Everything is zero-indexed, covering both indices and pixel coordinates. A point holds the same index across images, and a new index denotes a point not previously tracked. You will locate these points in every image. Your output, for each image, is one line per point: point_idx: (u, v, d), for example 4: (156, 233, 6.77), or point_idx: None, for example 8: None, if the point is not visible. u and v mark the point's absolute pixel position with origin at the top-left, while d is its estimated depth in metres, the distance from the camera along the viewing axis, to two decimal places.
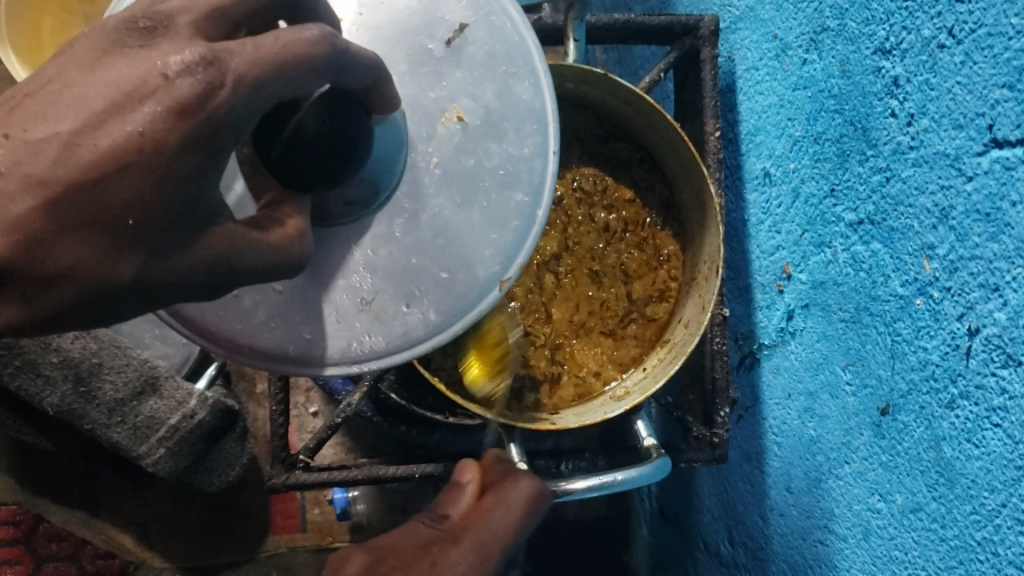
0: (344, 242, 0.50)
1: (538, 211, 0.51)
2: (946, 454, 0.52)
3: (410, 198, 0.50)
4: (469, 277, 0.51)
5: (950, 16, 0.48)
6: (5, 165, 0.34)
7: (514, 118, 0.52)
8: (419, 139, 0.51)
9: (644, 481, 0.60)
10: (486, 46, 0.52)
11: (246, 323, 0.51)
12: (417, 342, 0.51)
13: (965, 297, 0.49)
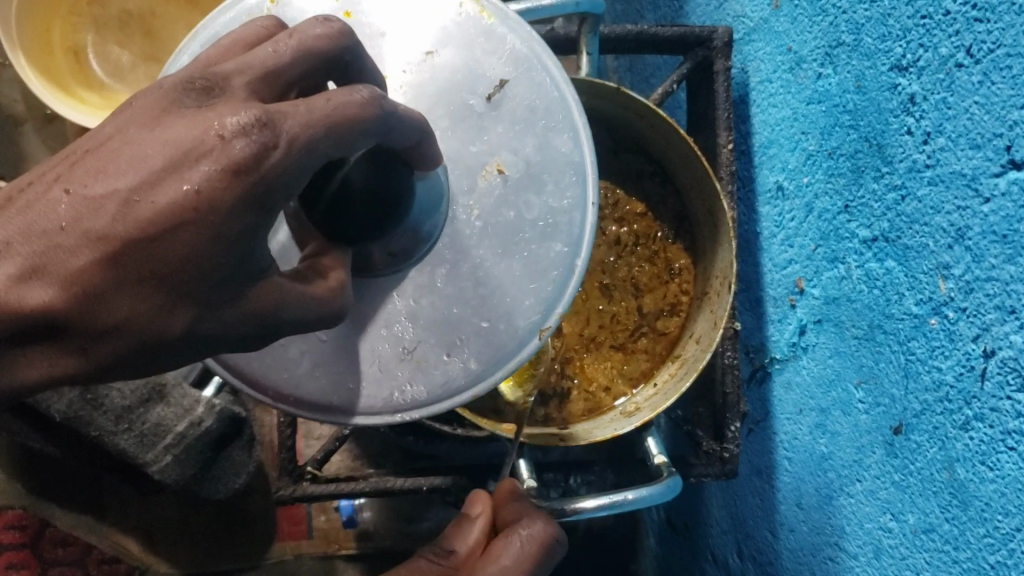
0: (385, 291, 0.52)
1: (578, 261, 0.51)
2: (959, 476, 0.52)
3: (452, 249, 0.52)
4: (508, 326, 0.51)
5: (968, 35, 0.47)
6: (67, 220, 0.36)
7: (553, 169, 0.52)
8: (462, 192, 0.52)
9: (655, 500, 0.59)
10: (527, 101, 0.53)
11: (291, 372, 0.52)
12: (459, 390, 0.51)
13: (981, 318, 0.49)
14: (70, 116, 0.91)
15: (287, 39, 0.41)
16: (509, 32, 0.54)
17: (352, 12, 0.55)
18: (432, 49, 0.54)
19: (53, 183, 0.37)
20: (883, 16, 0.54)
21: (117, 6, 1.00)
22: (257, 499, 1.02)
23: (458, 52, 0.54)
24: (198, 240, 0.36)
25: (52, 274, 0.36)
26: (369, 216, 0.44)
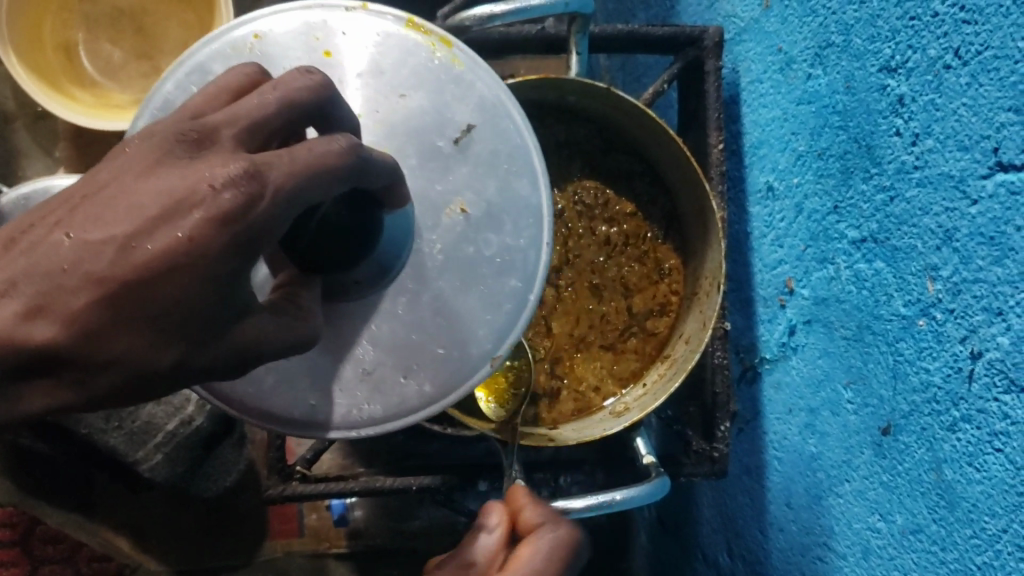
0: (354, 318, 0.52)
1: (531, 296, 0.53)
2: (946, 477, 0.52)
3: (415, 279, 0.52)
4: (463, 353, 0.52)
5: (956, 37, 0.47)
6: (68, 260, 0.35)
7: (513, 214, 0.53)
8: (426, 227, 0.52)
9: (639, 502, 0.59)
10: (491, 145, 0.54)
11: (257, 386, 0.52)
12: (412, 412, 0.52)
13: (968, 320, 0.49)
14: (66, 115, 0.91)
15: (272, 91, 0.40)
16: (480, 78, 0.54)
17: (330, 51, 0.53)
18: (405, 91, 0.53)
19: (54, 227, 0.37)
20: (873, 16, 0.54)
21: (108, 4, 1.00)
22: (248, 496, 1.02)
23: (427, 95, 0.54)
24: (191, 283, 0.36)
25: (54, 313, 0.35)
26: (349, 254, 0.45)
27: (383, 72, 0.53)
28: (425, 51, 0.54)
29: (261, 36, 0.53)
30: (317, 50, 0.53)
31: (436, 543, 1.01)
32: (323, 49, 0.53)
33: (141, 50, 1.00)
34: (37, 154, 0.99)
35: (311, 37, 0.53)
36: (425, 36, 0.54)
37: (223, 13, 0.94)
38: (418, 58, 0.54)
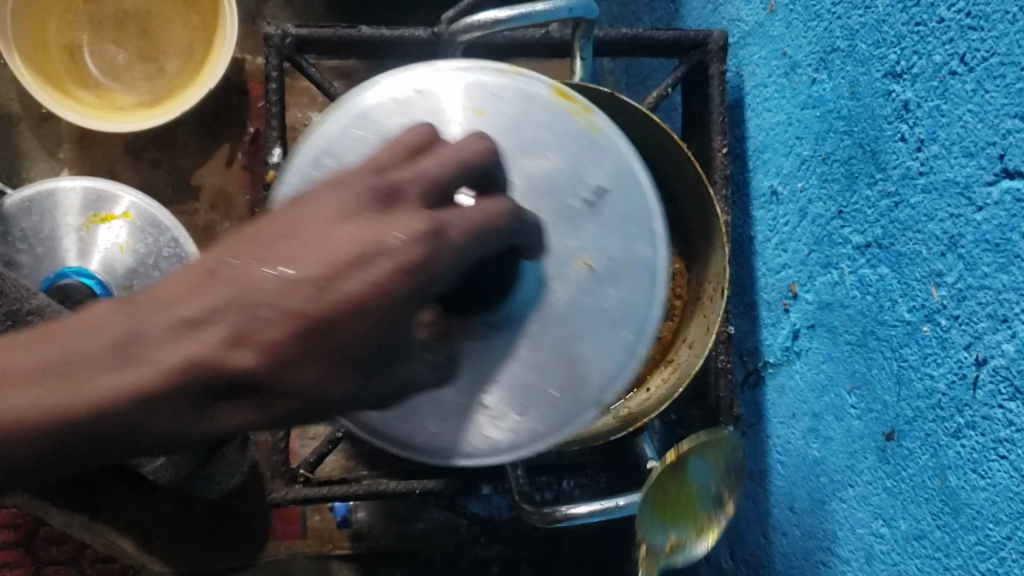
0: (507, 338, 0.52)
1: (640, 346, 0.52)
2: (951, 483, 0.52)
3: (538, 321, 0.52)
4: (576, 398, 0.52)
5: (961, 43, 0.47)
6: (271, 293, 0.34)
7: (634, 272, 0.53)
8: (552, 277, 0.52)
9: (647, 508, 0.59)
10: (620, 209, 0.54)
11: (384, 411, 0.53)
12: (521, 447, 0.52)
13: (973, 327, 0.49)
14: (74, 118, 0.92)
15: (447, 151, 0.42)
16: (616, 144, 0.55)
17: (483, 111, 0.54)
18: (547, 151, 0.53)
19: (248, 262, 0.35)
20: (878, 21, 0.54)
21: (112, 5, 1.00)
22: (251, 498, 1.02)
23: (565, 155, 0.54)
24: (368, 326, 0.35)
25: (253, 341, 0.33)
26: (478, 297, 0.48)
27: (513, 132, 0.53)
28: (567, 116, 0.54)
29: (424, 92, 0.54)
30: (469, 109, 0.54)
31: (439, 545, 1.01)
32: (476, 110, 0.54)
33: (146, 51, 1.01)
34: (41, 155, 0.99)
35: (458, 98, 0.54)
36: (570, 102, 0.55)
37: (227, 14, 0.95)
38: (561, 119, 0.54)
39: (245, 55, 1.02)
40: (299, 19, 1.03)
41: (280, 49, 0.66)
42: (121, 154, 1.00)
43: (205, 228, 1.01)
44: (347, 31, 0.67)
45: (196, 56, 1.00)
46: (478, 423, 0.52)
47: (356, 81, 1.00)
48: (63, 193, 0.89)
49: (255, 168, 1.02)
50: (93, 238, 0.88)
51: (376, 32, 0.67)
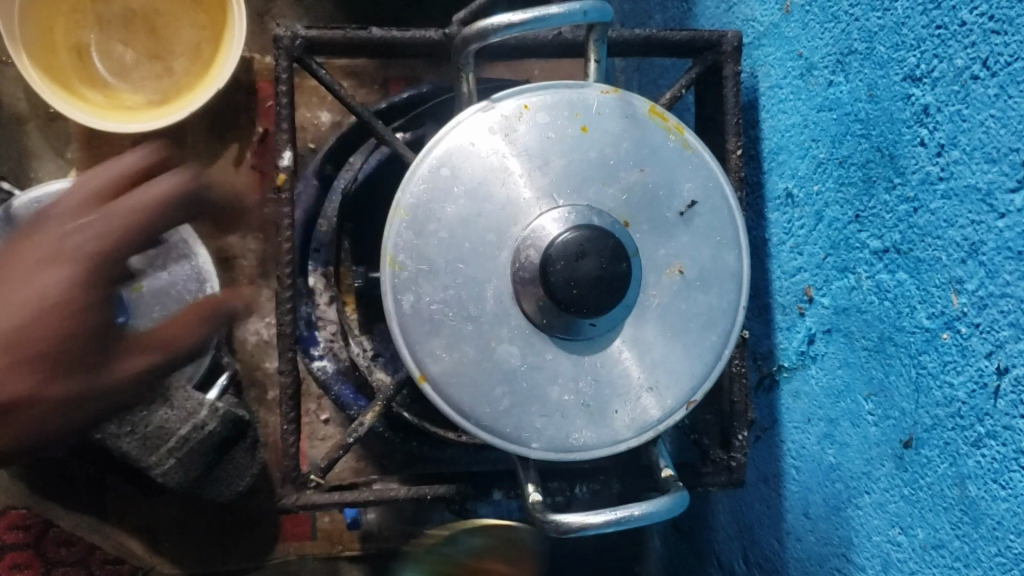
0: (610, 338, 0.56)
1: (726, 349, 0.57)
2: (971, 493, 0.51)
3: (633, 320, 0.56)
4: (662, 399, 0.57)
5: (984, 47, 0.46)
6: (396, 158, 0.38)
7: (722, 280, 0.57)
8: (649, 282, 0.56)
9: (660, 516, 0.54)
10: (711, 220, 0.57)
11: (493, 407, 0.54)
12: (612, 443, 0.56)
13: (995, 335, 0.48)
14: (83, 119, 0.91)
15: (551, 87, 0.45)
16: (706, 158, 0.57)
17: (588, 128, 0.55)
18: (644, 165, 0.56)
19: None
20: (897, 24, 0.53)
21: (119, 4, 0.99)
22: (260, 499, 1.01)
23: (659, 169, 0.56)
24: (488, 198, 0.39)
25: None
26: (597, 290, 0.52)
27: (614, 150, 0.56)
28: (660, 135, 0.57)
29: (532, 108, 0.55)
30: (577, 127, 0.55)
31: None
32: (582, 126, 0.55)
33: (153, 51, 1.00)
34: (49, 155, 0.98)
35: (571, 112, 0.55)
36: (663, 120, 0.57)
37: (235, 14, 0.94)
38: (654, 137, 0.56)
39: (254, 55, 1.02)
40: (308, 17, 1.02)
41: (290, 50, 0.65)
42: (129, 154, 0.99)
43: (214, 228, 1.00)
44: (359, 32, 0.66)
45: (204, 55, 1.00)
46: (577, 423, 0.55)
47: (366, 81, 1.00)
48: None
49: (264, 168, 1.01)
50: None
51: (387, 34, 0.66)
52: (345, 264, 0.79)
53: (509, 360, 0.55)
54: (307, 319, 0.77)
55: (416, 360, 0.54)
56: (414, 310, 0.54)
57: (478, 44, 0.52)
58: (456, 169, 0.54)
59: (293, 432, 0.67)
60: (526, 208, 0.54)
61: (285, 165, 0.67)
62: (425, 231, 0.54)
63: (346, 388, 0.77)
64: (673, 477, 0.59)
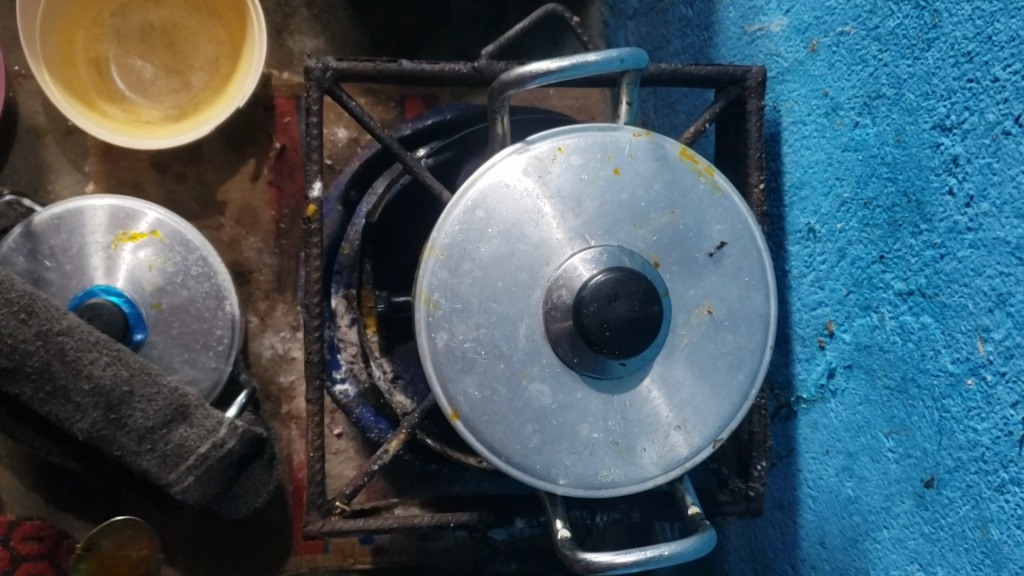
0: (639, 375, 0.57)
1: (752, 389, 0.59)
2: (993, 536, 0.52)
3: (662, 359, 0.57)
4: (688, 437, 0.58)
5: (1017, 105, 0.47)
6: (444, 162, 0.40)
7: (749, 320, 0.59)
8: (678, 322, 0.57)
9: (688, 556, 0.55)
10: (739, 261, 0.58)
11: (523, 444, 0.55)
12: (639, 479, 0.57)
13: (1021, 386, 0.49)
14: (104, 136, 0.91)
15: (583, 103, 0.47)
16: (735, 200, 0.58)
17: (621, 170, 0.56)
18: (675, 207, 0.57)
19: None
20: (928, 74, 0.54)
21: (138, 18, 0.99)
22: (274, 513, 1.02)
23: (689, 211, 0.57)
24: None
25: None
26: (629, 332, 0.53)
27: (646, 192, 0.56)
28: (690, 177, 0.58)
29: (566, 150, 0.56)
30: (610, 170, 0.56)
31: (461, 560, 1.02)
32: (614, 168, 0.56)
33: (172, 65, 1.00)
34: (67, 169, 0.99)
35: (604, 154, 0.56)
36: (694, 162, 0.58)
37: (255, 32, 0.94)
38: (685, 180, 0.57)
39: (272, 70, 1.02)
40: (326, 33, 1.03)
41: (321, 82, 0.66)
42: (147, 168, 1.00)
43: (231, 243, 1.02)
44: (388, 65, 0.67)
45: (223, 70, 1.00)
46: (605, 460, 0.56)
47: (384, 98, 1.00)
48: (90, 212, 0.88)
49: (280, 184, 1.03)
50: (119, 256, 0.88)
51: (417, 66, 0.67)
52: (367, 288, 0.78)
53: (540, 399, 0.55)
54: (329, 342, 0.78)
55: (449, 398, 0.54)
56: (448, 347, 0.54)
57: (514, 89, 0.52)
58: (490, 210, 0.55)
59: (319, 460, 0.68)
60: (559, 248, 0.55)
61: (315, 196, 0.69)
62: (460, 270, 0.54)
63: (367, 411, 0.79)
64: (700, 516, 0.60)
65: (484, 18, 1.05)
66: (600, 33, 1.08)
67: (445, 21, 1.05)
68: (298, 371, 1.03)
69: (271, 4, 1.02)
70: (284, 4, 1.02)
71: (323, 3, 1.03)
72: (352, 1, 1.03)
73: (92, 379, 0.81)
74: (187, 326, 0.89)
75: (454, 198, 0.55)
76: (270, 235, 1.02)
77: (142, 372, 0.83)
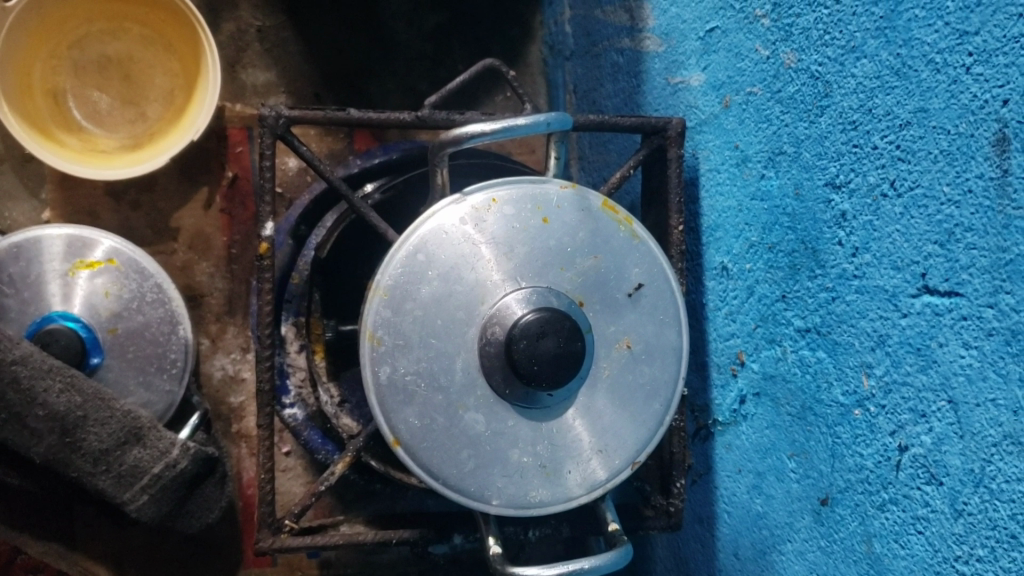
0: (565, 405, 0.63)
1: (667, 415, 0.65)
2: (876, 549, 0.58)
3: (586, 388, 0.63)
4: (608, 460, 0.64)
5: (892, 170, 0.54)
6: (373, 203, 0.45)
7: (664, 353, 0.65)
8: (601, 354, 0.63)
9: (607, 569, 0.61)
10: (655, 301, 0.65)
11: (459, 468, 0.60)
12: (563, 499, 0.63)
13: (896, 417, 0.55)
14: (63, 167, 0.95)
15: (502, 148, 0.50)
16: (651, 246, 0.65)
17: (549, 219, 0.62)
18: (598, 253, 0.63)
19: None
20: (820, 136, 0.60)
21: (95, 51, 1.03)
22: (225, 527, 1.06)
23: (610, 256, 0.63)
24: None
25: None
26: (558, 366, 0.59)
27: (572, 239, 0.62)
28: (611, 226, 0.64)
29: (499, 201, 0.61)
30: (540, 219, 0.62)
31: (405, 571, 1.07)
32: (543, 217, 0.62)
33: (127, 96, 1.04)
34: (24, 196, 1.02)
35: (534, 204, 0.62)
36: (614, 213, 0.64)
37: (210, 67, 0.99)
38: (607, 229, 0.64)
39: (225, 103, 1.07)
40: (277, 67, 1.07)
41: (273, 129, 0.71)
42: (103, 197, 1.04)
43: (183, 268, 1.06)
44: (337, 113, 0.72)
45: (177, 102, 1.05)
46: (534, 483, 0.62)
47: (333, 130, 1.04)
48: (48, 241, 0.91)
49: (232, 211, 1.07)
50: (76, 284, 0.91)
51: (364, 115, 0.73)
52: (315, 315, 0.83)
53: (474, 426, 0.61)
54: (279, 368, 0.83)
55: (391, 426, 0.60)
56: (390, 380, 0.59)
57: (452, 147, 0.59)
58: (430, 254, 0.60)
59: (269, 481, 0.73)
60: (493, 289, 0.61)
61: (268, 234, 0.74)
62: (402, 309, 0.60)
63: (315, 433, 0.84)
64: (619, 531, 0.66)
65: (430, 54, 1.11)
66: (539, 70, 1.15)
67: (392, 56, 1.10)
68: (247, 392, 1.07)
69: (224, 38, 1.06)
70: (237, 39, 1.06)
71: (274, 39, 1.07)
72: (303, 37, 1.08)
73: (46, 405, 0.84)
74: (142, 350, 0.93)
75: (396, 244, 0.61)
76: (221, 260, 1.06)
77: (95, 398, 0.87)
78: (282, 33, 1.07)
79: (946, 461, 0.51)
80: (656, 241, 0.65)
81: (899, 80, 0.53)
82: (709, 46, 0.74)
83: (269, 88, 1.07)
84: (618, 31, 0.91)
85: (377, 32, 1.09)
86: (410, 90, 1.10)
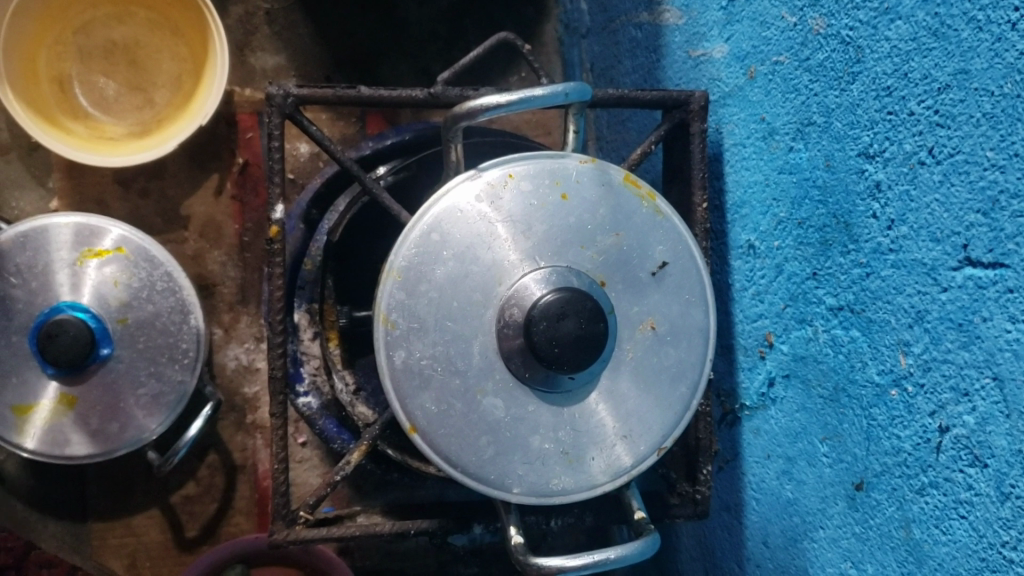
0: (587, 389, 0.60)
1: (694, 399, 0.63)
2: (915, 535, 0.55)
3: (610, 370, 0.61)
4: (633, 446, 0.61)
5: (930, 136, 0.51)
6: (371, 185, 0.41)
7: (690, 335, 0.62)
8: (624, 336, 0.61)
9: (634, 558, 0.59)
10: (680, 280, 0.62)
11: (477, 456, 0.58)
12: (586, 486, 0.60)
13: (937, 397, 0.53)
14: (70, 154, 0.93)
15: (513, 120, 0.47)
16: (676, 223, 0.62)
17: (568, 196, 0.60)
18: (620, 230, 0.61)
19: None
20: (853, 104, 0.58)
21: (100, 35, 1.01)
22: (240, 520, 1.04)
23: (632, 233, 0.61)
24: None
25: None
26: (581, 348, 0.57)
27: (592, 216, 0.60)
28: (633, 203, 0.61)
29: (516, 176, 0.59)
30: (558, 195, 0.59)
31: (424, 564, 1.05)
32: (562, 193, 0.59)
33: (135, 82, 1.02)
34: (31, 185, 1.01)
35: (553, 179, 0.59)
36: (637, 188, 0.61)
37: (217, 51, 0.96)
38: (629, 204, 0.61)
39: (234, 87, 1.05)
40: (287, 51, 1.05)
41: (282, 108, 0.69)
42: (111, 185, 1.02)
43: (194, 256, 1.04)
44: (347, 91, 0.70)
45: (186, 86, 1.02)
46: (556, 471, 0.60)
47: (345, 113, 1.02)
48: (55, 229, 0.89)
49: (243, 198, 1.05)
50: (85, 273, 0.89)
51: (374, 93, 0.70)
52: (329, 302, 0.81)
53: (494, 412, 0.58)
54: (292, 356, 0.81)
55: (406, 413, 0.57)
56: (405, 365, 0.57)
57: (466, 121, 0.57)
58: (445, 233, 0.58)
59: (283, 471, 0.71)
60: (510, 268, 0.58)
61: (278, 217, 0.72)
62: (417, 291, 0.57)
63: (330, 421, 0.82)
64: (646, 520, 0.63)
65: (443, 36, 1.08)
66: (555, 50, 1.12)
67: (404, 38, 1.07)
68: (262, 382, 1.05)
69: (232, 22, 1.04)
70: (246, 22, 1.04)
71: (284, 21, 1.05)
72: (312, 19, 1.05)
73: None
74: (153, 340, 0.91)
75: (410, 223, 0.58)
76: (233, 248, 1.05)
77: None
78: (292, 15, 1.05)
79: (991, 442, 0.49)
80: (681, 217, 0.62)
81: (937, 40, 0.50)
82: (732, 15, 0.72)
83: (279, 71, 1.05)
84: (636, 5, 0.89)
85: (388, 13, 1.07)
86: (423, 72, 1.08)
